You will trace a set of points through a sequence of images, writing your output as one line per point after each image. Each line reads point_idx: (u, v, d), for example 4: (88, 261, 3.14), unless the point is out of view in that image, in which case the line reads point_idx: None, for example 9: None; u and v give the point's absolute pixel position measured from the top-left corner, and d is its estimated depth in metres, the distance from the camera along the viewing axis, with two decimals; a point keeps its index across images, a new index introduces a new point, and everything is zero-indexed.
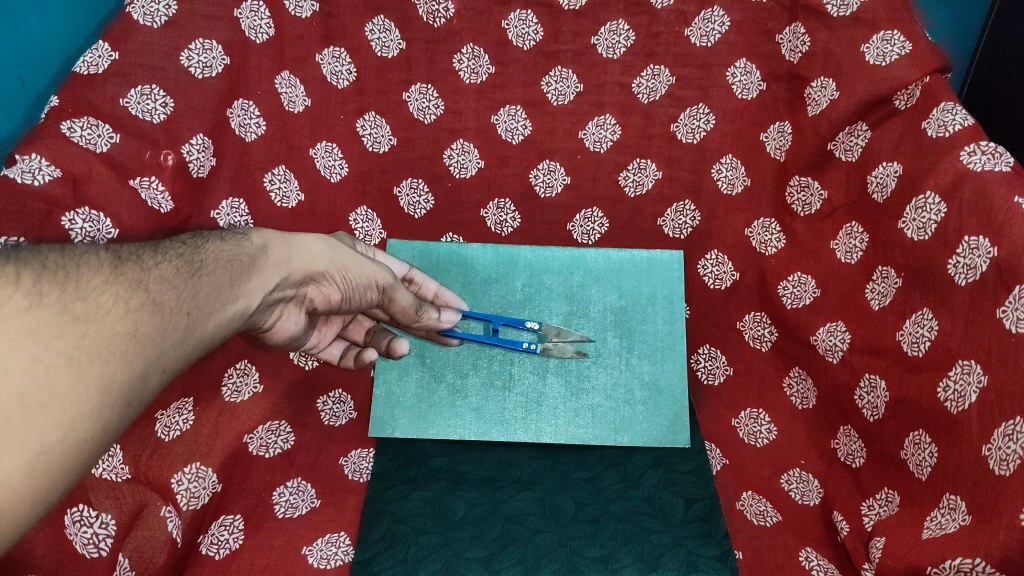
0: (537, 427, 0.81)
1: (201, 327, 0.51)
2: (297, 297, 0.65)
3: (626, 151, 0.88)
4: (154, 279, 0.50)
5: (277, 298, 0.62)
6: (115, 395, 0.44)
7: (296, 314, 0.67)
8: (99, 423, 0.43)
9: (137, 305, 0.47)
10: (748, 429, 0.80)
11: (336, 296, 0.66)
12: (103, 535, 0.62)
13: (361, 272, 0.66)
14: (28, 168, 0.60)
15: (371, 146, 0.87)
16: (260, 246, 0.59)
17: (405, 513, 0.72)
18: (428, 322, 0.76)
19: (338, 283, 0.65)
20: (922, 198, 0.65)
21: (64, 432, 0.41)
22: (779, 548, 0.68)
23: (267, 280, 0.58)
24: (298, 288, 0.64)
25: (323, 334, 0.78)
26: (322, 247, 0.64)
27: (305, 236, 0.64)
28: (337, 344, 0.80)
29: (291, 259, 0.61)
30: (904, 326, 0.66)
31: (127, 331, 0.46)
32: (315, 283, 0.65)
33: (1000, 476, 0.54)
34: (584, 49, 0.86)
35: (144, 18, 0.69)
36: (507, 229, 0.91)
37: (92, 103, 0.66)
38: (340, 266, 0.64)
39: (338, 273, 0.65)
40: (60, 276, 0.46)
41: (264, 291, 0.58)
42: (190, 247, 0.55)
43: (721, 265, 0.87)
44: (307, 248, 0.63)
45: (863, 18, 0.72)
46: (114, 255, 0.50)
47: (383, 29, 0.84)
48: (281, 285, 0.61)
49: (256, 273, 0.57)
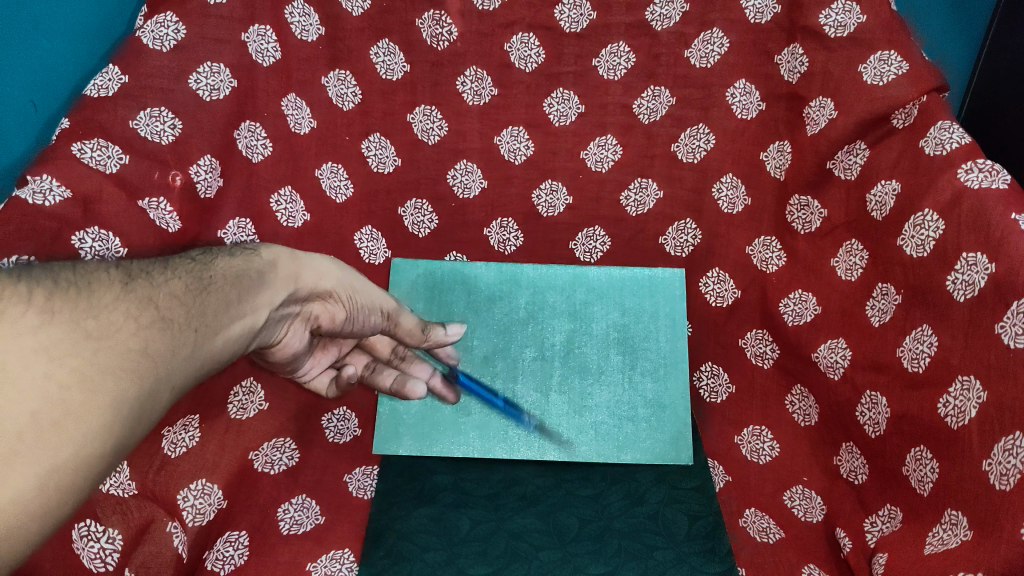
0: (541, 445, 0.81)
1: (212, 344, 0.52)
2: (303, 315, 0.65)
3: (627, 171, 0.90)
4: (164, 296, 0.51)
5: (285, 314, 0.63)
6: (125, 411, 0.45)
7: (301, 332, 0.67)
8: (109, 441, 0.44)
9: (147, 322, 0.48)
10: (750, 446, 0.80)
11: (341, 315, 0.67)
12: (109, 550, 0.61)
13: (366, 291, 0.68)
14: (39, 188, 0.61)
15: (377, 167, 0.89)
16: (269, 263, 0.61)
17: (409, 530, 0.73)
18: (433, 338, 0.78)
19: (345, 301, 0.66)
20: (919, 216, 0.66)
21: (74, 449, 0.42)
22: (784, 563, 0.69)
23: (275, 297, 0.60)
24: (304, 306, 0.65)
25: (318, 361, 0.78)
26: (330, 265, 0.66)
27: (313, 256, 0.65)
28: (329, 373, 0.80)
29: (299, 274, 0.63)
30: (904, 342, 0.66)
31: (138, 348, 0.46)
32: (323, 301, 0.66)
33: (1001, 491, 0.53)
34: (586, 71, 0.87)
35: (154, 42, 0.70)
36: (511, 247, 0.92)
37: (102, 125, 0.66)
38: (346, 285, 0.66)
39: (346, 292, 0.66)
40: (72, 293, 0.46)
41: (271, 307, 0.59)
42: (200, 264, 0.56)
43: (723, 282, 0.88)
44: (317, 266, 0.65)
45: (860, 39, 0.73)
46: (125, 273, 0.51)
47: (388, 51, 0.86)
48: (288, 300, 0.62)
49: (263, 288, 0.59)
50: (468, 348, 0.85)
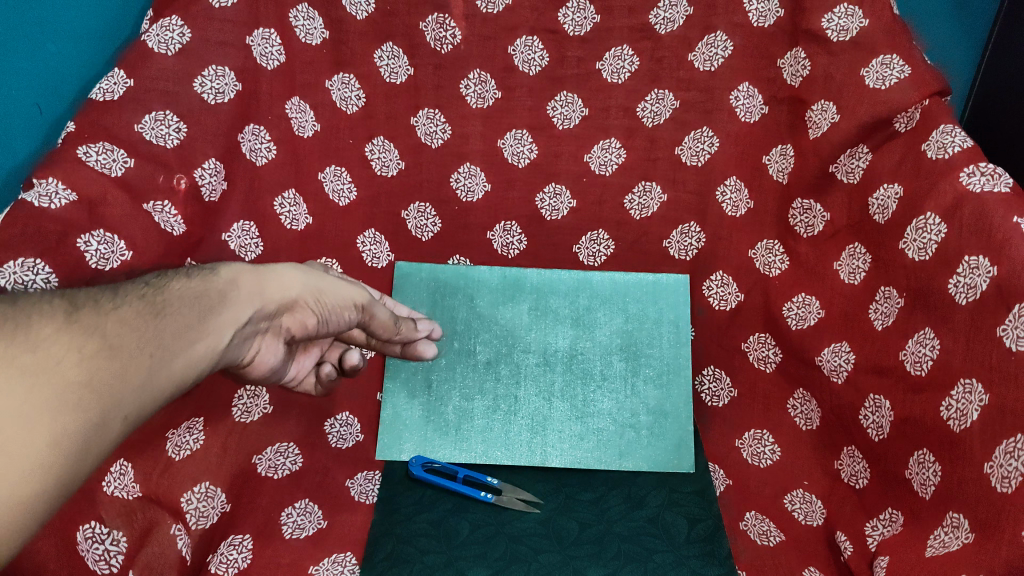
0: (542, 451, 0.82)
1: (166, 369, 0.53)
2: (275, 327, 0.65)
3: (631, 174, 0.90)
4: (110, 325, 0.52)
5: (254, 330, 0.62)
6: (72, 440, 0.47)
7: (276, 344, 0.67)
8: (52, 474, 0.46)
9: (89, 355, 0.50)
10: (751, 450, 0.80)
11: (313, 321, 0.66)
12: (114, 552, 0.62)
13: (336, 294, 0.67)
14: (45, 192, 0.61)
15: (380, 170, 0.89)
16: (228, 281, 0.60)
17: (410, 534, 0.73)
18: (407, 333, 0.77)
19: (315, 308, 0.66)
20: (922, 220, 0.66)
21: (13, 486, 0.45)
22: (783, 566, 0.69)
23: (237, 315, 0.59)
24: (274, 318, 0.64)
25: (301, 363, 0.76)
26: (295, 274, 0.65)
27: (277, 266, 0.65)
28: (314, 373, 0.78)
29: (263, 289, 0.62)
30: (906, 346, 0.66)
31: (76, 382, 0.48)
32: (292, 312, 0.65)
33: (1002, 494, 0.54)
34: (590, 74, 0.88)
35: (159, 46, 0.70)
36: (513, 250, 0.92)
37: (108, 129, 0.66)
38: (313, 292, 0.65)
39: (313, 298, 0.65)
40: (16, 330, 0.49)
41: (234, 326, 0.59)
42: (157, 288, 0.57)
43: (726, 286, 0.88)
44: (280, 278, 0.64)
45: (862, 43, 0.73)
46: (76, 304, 0.53)
47: (391, 55, 0.86)
48: (254, 316, 0.61)
49: (224, 308, 0.58)
50: (471, 352, 0.86)
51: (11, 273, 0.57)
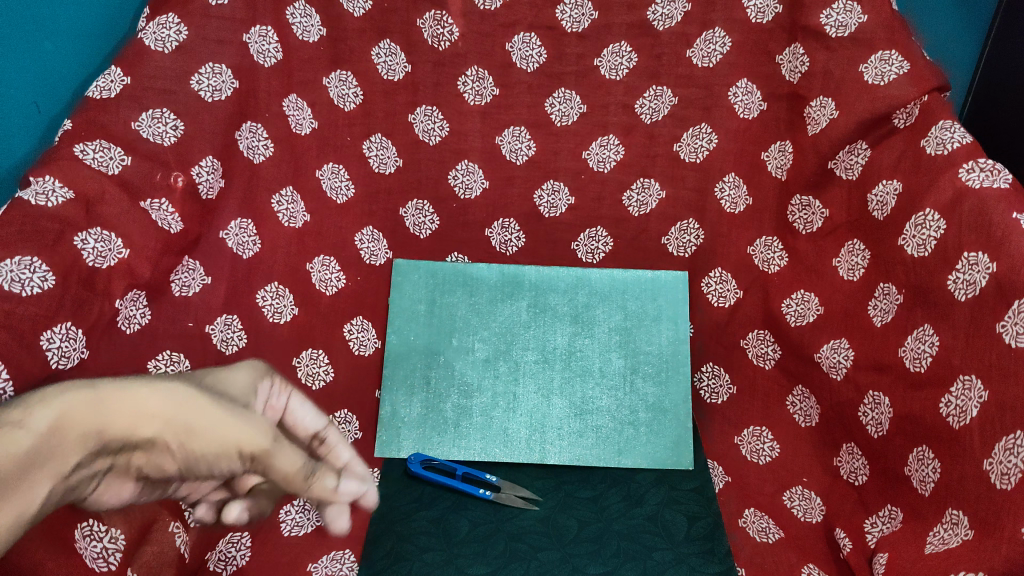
0: (542, 448, 0.81)
1: None
2: (121, 465, 0.49)
3: (630, 171, 0.90)
4: None
5: (84, 478, 0.47)
6: None
7: (125, 487, 0.50)
8: None
9: None
10: (750, 447, 0.81)
11: (172, 467, 0.49)
12: (112, 550, 0.57)
13: (215, 435, 0.49)
14: (42, 190, 0.60)
15: (377, 167, 0.89)
16: (38, 433, 0.45)
17: (409, 532, 0.73)
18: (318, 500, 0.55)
19: (178, 450, 0.49)
20: (921, 216, 0.66)
21: None
22: (783, 563, 0.69)
23: (46, 481, 0.44)
24: (117, 458, 0.48)
25: (200, 490, 0.58)
26: (159, 404, 0.49)
27: (137, 390, 0.49)
28: (209, 505, 0.60)
29: (100, 428, 0.47)
30: (905, 342, 0.66)
31: None
32: (143, 452, 0.49)
33: (1001, 490, 0.53)
34: (588, 70, 0.87)
35: (155, 44, 0.69)
36: (512, 248, 0.93)
37: (105, 126, 0.65)
38: (178, 427, 0.49)
39: (178, 436, 0.49)
40: None
41: (40, 497, 0.44)
42: None
43: (725, 283, 0.88)
44: (136, 407, 0.48)
45: (861, 39, 0.73)
46: None
47: (389, 52, 0.86)
48: (76, 471, 0.46)
49: (24, 478, 0.43)
50: (470, 350, 0.86)
51: (7, 270, 0.54)
